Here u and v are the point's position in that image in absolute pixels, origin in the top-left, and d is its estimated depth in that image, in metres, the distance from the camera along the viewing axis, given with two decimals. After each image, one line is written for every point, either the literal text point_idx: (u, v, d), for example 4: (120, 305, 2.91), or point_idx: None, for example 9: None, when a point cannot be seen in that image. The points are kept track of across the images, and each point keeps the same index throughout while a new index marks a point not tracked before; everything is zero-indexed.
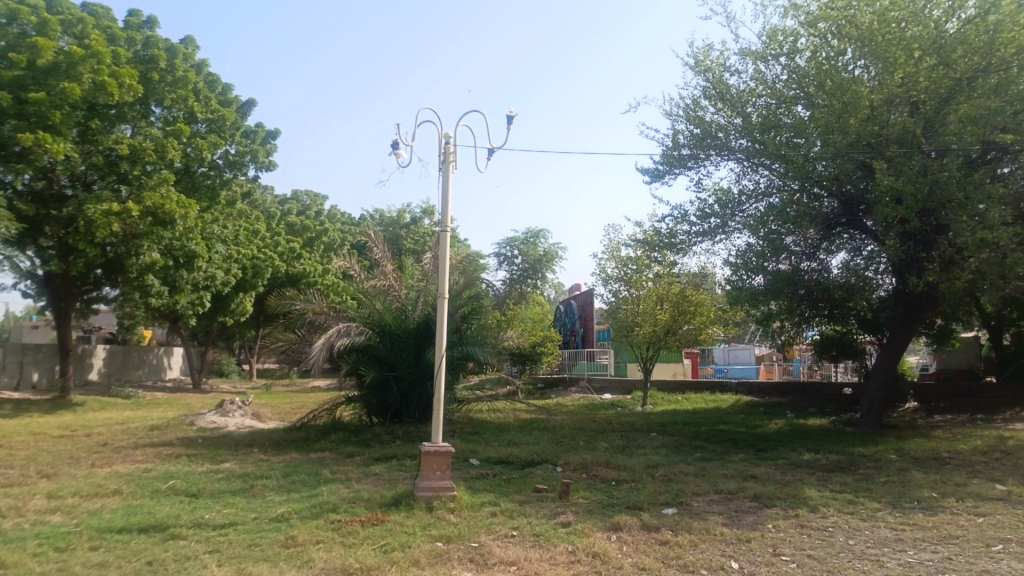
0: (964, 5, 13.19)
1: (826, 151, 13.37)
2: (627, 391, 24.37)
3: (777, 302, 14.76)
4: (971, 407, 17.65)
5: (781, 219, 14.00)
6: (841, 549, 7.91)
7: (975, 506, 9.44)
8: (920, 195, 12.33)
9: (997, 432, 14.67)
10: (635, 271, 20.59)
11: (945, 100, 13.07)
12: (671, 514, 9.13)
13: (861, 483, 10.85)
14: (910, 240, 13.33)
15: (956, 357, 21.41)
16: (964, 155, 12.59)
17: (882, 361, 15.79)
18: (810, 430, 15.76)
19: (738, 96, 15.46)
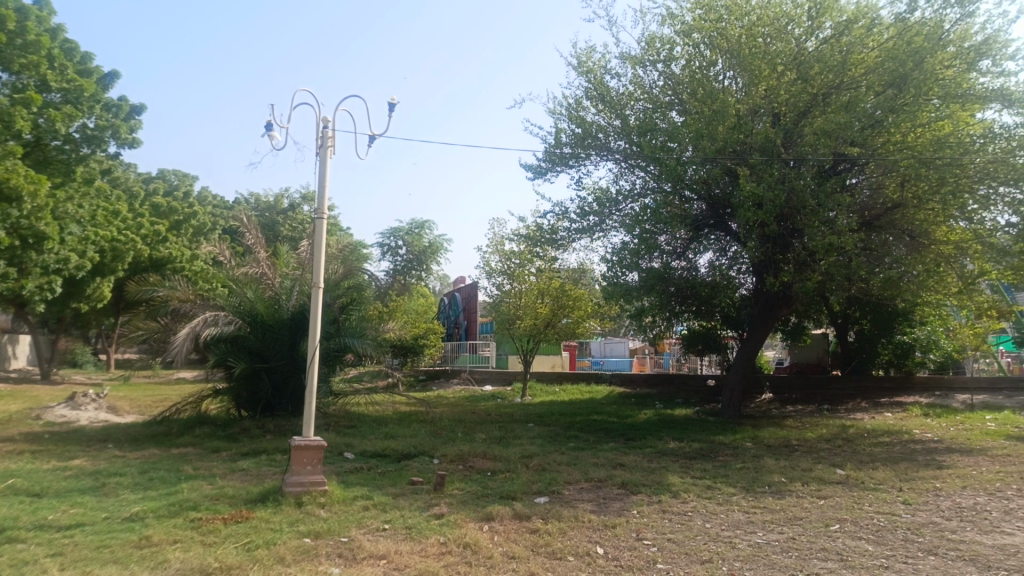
0: (821, 25, 14.15)
1: (697, 156, 14.10)
2: (507, 382, 24.70)
3: (649, 298, 15.42)
4: (819, 399, 19.25)
5: (654, 219, 14.67)
6: (699, 532, 8.38)
7: (817, 489, 10.27)
8: (778, 202, 13.23)
9: (840, 421, 15.99)
10: (517, 265, 20.87)
11: (803, 113, 14.06)
12: (543, 503, 9.34)
13: (719, 469, 11.54)
14: (768, 242, 14.23)
15: (807, 352, 23.14)
16: (818, 165, 13.58)
17: (742, 355, 16.84)
18: (676, 419, 16.57)
19: (617, 99, 15.94)
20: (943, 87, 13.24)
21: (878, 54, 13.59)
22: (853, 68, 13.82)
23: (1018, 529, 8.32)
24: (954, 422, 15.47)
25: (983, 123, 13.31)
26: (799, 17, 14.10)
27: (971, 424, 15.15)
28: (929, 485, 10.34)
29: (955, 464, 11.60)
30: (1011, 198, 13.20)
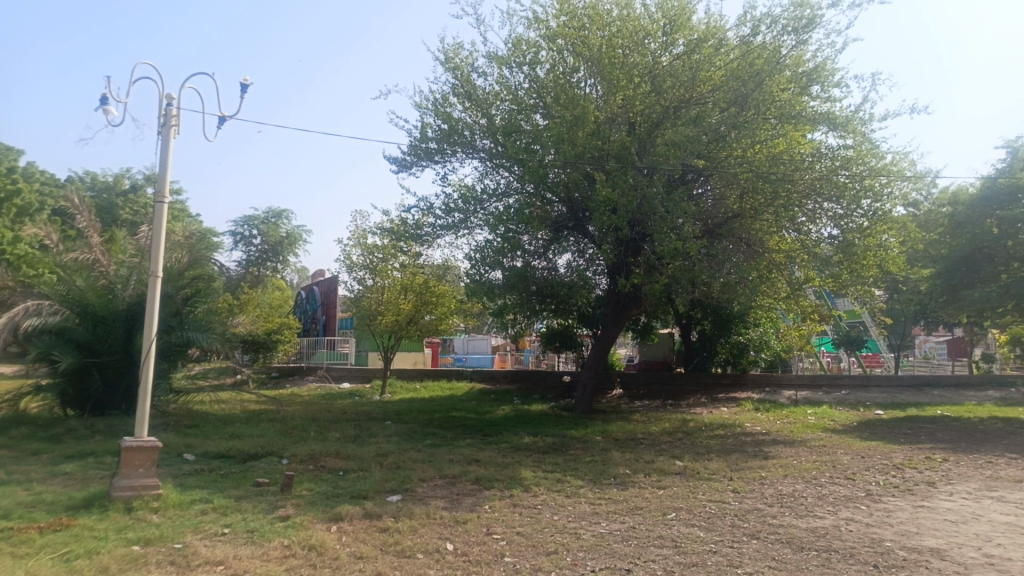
0: (675, 42, 14.91)
1: (558, 159, 14.60)
2: (366, 379, 24.21)
3: (511, 296, 15.69)
4: (664, 394, 20.43)
5: (517, 219, 14.98)
6: (546, 524, 8.63)
7: (657, 480, 10.88)
8: (631, 207, 13.86)
9: (682, 416, 17.03)
10: (380, 259, 20.41)
11: (656, 124, 14.82)
12: (394, 501, 9.25)
13: (569, 463, 11.93)
14: (621, 246, 14.90)
15: (654, 349, 24.36)
16: (668, 174, 14.35)
17: (595, 353, 17.52)
18: (532, 415, 16.97)
19: (483, 98, 16.05)
20: (779, 108, 14.34)
21: (724, 73, 14.47)
22: (702, 85, 14.67)
23: (828, 512, 9.22)
24: (780, 416, 16.93)
25: (812, 143, 14.60)
26: (655, 32, 14.82)
27: (795, 418, 16.63)
28: (756, 474, 11.24)
29: (779, 455, 12.67)
30: (833, 213, 14.75)
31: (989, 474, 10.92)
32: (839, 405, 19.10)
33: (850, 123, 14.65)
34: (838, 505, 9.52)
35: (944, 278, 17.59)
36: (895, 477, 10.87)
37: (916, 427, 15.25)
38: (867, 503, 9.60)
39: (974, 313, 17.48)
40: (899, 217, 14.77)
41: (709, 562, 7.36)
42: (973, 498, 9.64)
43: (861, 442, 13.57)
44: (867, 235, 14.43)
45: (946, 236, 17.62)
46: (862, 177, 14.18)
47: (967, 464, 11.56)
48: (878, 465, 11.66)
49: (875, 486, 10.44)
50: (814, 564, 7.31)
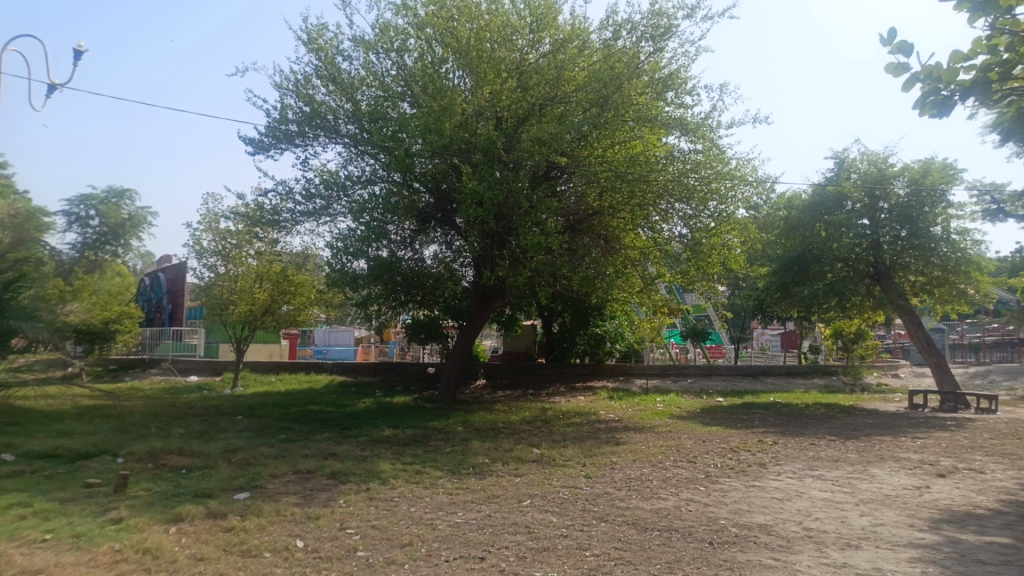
0: (542, 40, 15.18)
1: (425, 149, 14.41)
2: (217, 372, 22.96)
3: (375, 287, 15.41)
4: (526, 384, 20.87)
5: (383, 209, 14.73)
6: (402, 516, 8.57)
7: (515, 468, 11.11)
8: (496, 200, 14.00)
9: (541, 405, 17.47)
10: (234, 246, 19.37)
11: (522, 120, 15.01)
12: (242, 499, 8.85)
13: (428, 454, 11.92)
14: (487, 238, 15.02)
15: (517, 341, 24.79)
16: (533, 169, 14.62)
17: (458, 345, 17.55)
18: (393, 407, 16.79)
19: (349, 82, 15.68)
20: (637, 111, 14.93)
21: (586, 73, 14.81)
22: (565, 84, 14.99)
23: (671, 494, 9.79)
24: (632, 404, 17.77)
25: (666, 146, 15.38)
26: (522, 28, 15.02)
27: (645, 406, 17.54)
28: (607, 460, 11.73)
29: (630, 441, 13.31)
30: (683, 213, 15.64)
31: (811, 454, 12.02)
32: (685, 392, 20.33)
33: (700, 129, 15.57)
34: (680, 487, 10.12)
35: (779, 275, 19.15)
36: (732, 459, 11.72)
37: (751, 413, 16.52)
38: (705, 484, 10.28)
39: (802, 309, 19.16)
40: (741, 219, 15.79)
41: (559, 546, 7.60)
42: (796, 477, 10.57)
43: (703, 427, 14.51)
44: (712, 235, 15.25)
45: (781, 237, 19.18)
46: (709, 180, 15.08)
47: (793, 446, 12.66)
48: (716, 449, 12.52)
49: (714, 468, 11.20)
50: (656, 544, 7.72)
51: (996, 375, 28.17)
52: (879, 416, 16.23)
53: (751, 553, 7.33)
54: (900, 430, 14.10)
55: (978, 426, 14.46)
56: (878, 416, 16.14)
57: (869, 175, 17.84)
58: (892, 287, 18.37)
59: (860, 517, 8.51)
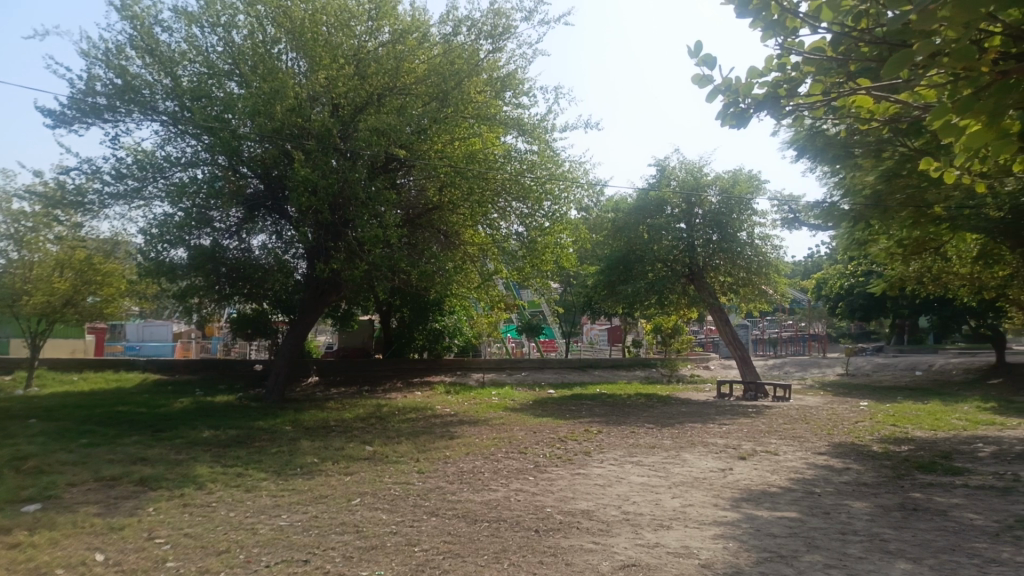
0: (381, 29, 14.92)
1: (253, 132, 13.69)
2: (6, 371, 20.45)
3: (196, 277, 14.43)
4: (360, 380, 20.45)
5: (206, 194, 13.82)
6: (220, 522, 8.08)
7: (345, 466, 10.83)
8: (331, 190, 13.57)
9: (375, 401, 17.19)
10: (28, 229, 17.08)
11: (360, 109, 14.63)
12: (31, 512, 7.93)
13: (252, 455, 11.32)
14: (321, 229, 14.51)
15: (352, 336, 24.24)
16: (371, 160, 14.25)
17: (288, 341, 16.79)
18: (214, 406, 15.80)
19: (168, 56, 14.55)
20: (477, 109, 14.99)
21: (426, 67, 14.66)
22: (404, 75, 14.79)
23: (501, 485, 9.99)
24: (468, 398, 17.95)
25: (504, 145, 15.66)
26: (361, 14, 14.67)
27: (480, 399, 17.81)
28: (440, 454, 11.75)
29: (463, 434, 13.44)
30: (520, 212, 15.88)
31: (631, 441, 12.76)
32: (519, 385, 20.90)
33: (536, 130, 15.96)
34: (510, 478, 10.36)
35: (606, 273, 20.17)
36: (559, 449, 12.18)
37: (579, 404, 17.27)
38: (534, 474, 10.60)
39: (627, 306, 20.31)
40: (572, 219, 16.39)
41: (387, 544, 7.50)
42: (618, 464, 11.17)
43: (534, 419, 14.97)
44: (547, 234, 15.77)
45: (609, 237, 20.17)
46: (544, 181, 15.52)
47: (616, 435, 13.38)
48: (546, 439, 12.95)
49: (542, 458, 11.58)
50: (485, 535, 7.84)
51: (789, 367, 31.49)
52: (692, 405, 17.54)
53: (574, 539, 7.64)
54: (709, 418, 15.34)
55: (774, 413, 16.08)
56: (691, 405, 17.47)
57: (687, 182, 19.27)
58: (704, 285, 19.81)
59: (672, 499, 9.14)
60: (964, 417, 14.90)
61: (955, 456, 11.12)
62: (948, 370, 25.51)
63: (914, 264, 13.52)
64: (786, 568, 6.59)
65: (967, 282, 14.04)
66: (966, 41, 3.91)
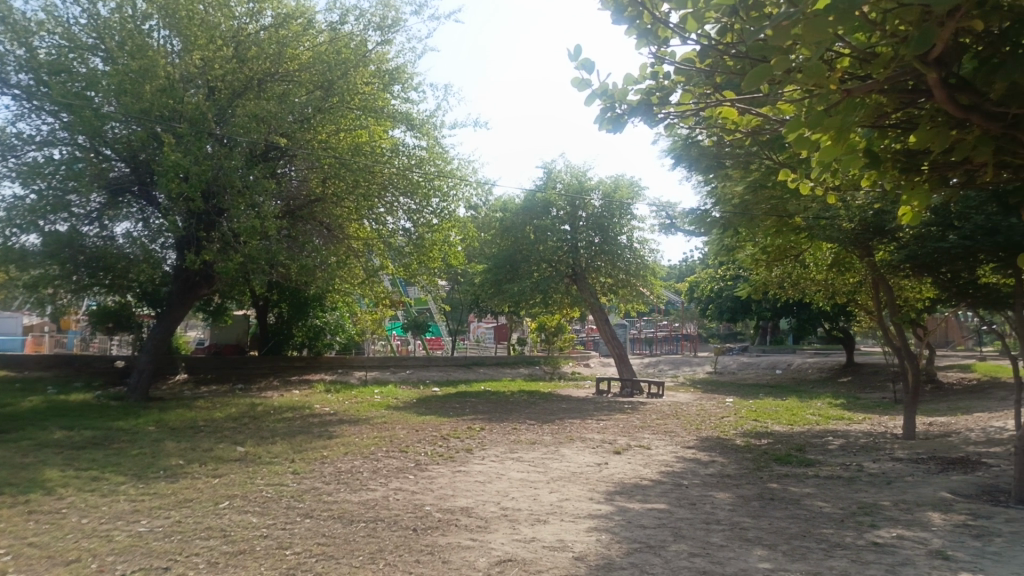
0: (264, 12, 14.41)
1: (119, 112, 12.75)
2: None
3: (50, 266, 13.35)
4: (233, 378, 19.56)
5: (63, 176, 12.79)
6: (70, 530, 7.48)
7: (214, 468, 10.30)
8: (204, 176, 12.86)
9: (249, 400, 16.48)
10: None
11: (237, 94, 13.99)
12: None
13: (110, 458, 10.56)
14: (192, 218, 13.78)
15: (226, 332, 23.14)
16: (248, 148, 13.73)
17: (154, 336, 15.79)
18: (68, 406, 14.61)
19: (22, 25, 13.37)
20: (363, 100, 14.68)
21: (310, 54, 14.37)
22: (287, 62, 14.30)
23: (380, 485, 9.82)
24: (348, 397, 17.55)
25: (392, 139, 15.35)
26: None
27: (361, 397, 17.47)
28: (317, 455, 11.42)
29: (342, 433, 13.12)
30: (408, 208, 15.64)
31: (512, 438, 12.90)
32: (402, 383, 20.69)
33: (425, 126, 15.82)
34: (389, 477, 10.20)
35: (493, 272, 20.31)
36: (441, 447, 12.13)
37: (462, 402, 17.27)
38: (414, 472, 10.50)
39: (512, 305, 20.47)
40: (460, 217, 16.35)
41: (257, 548, 7.19)
42: (498, 460, 11.26)
43: (416, 417, 14.84)
44: (436, 231, 15.69)
45: (497, 237, 20.32)
46: (432, 177, 15.38)
47: (498, 432, 13.48)
48: (427, 437, 12.86)
49: (423, 456, 11.50)
50: (361, 536, 7.68)
51: (664, 365, 32.94)
52: (572, 402, 17.96)
53: (452, 536, 7.63)
54: (588, 414, 15.77)
55: (649, 409, 16.74)
56: (571, 402, 17.89)
57: (572, 186, 19.74)
58: (586, 286, 20.28)
59: (550, 494, 9.31)
60: (817, 413, 16.10)
61: (808, 449, 11.98)
62: (804, 369, 27.50)
63: (777, 270, 14.48)
64: (654, 557, 6.86)
65: (823, 288, 15.14)
66: (815, 60, 4.02)
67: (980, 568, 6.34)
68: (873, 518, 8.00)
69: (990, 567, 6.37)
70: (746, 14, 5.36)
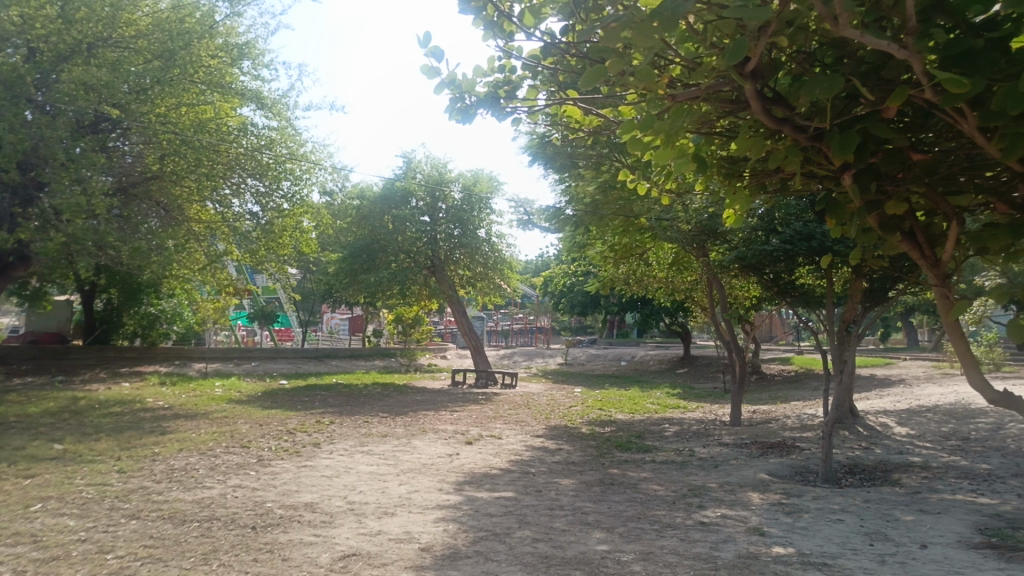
0: None
1: None
2: None
3: None
4: (53, 369, 17.79)
5: None
6: None
7: (25, 468, 9.33)
8: (20, 146, 11.64)
9: (71, 393, 15.07)
10: None
11: (64, 57, 12.68)
12: None
13: None
14: (6, 191, 12.44)
15: (45, 320, 21.03)
16: (75, 118, 12.64)
17: None
18: None
19: None
20: (208, 74, 13.83)
21: (149, 21, 13.41)
22: (123, 27, 13.17)
23: (217, 482, 9.30)
24: (186, 390, 16.50)
25: (240, 117, 14.58)
26: None
27: (201, 391, 16.47)
28: (147, 451, 10.64)
29: (177, 429, 12.31)
30: (256, 190, 14.93)
31: (363, 431, 12.66)
32: (247, 376, 19.76)
33: (276, 106, 15.14)
34: (228, 474, 9.68)
35: (348, 261, 19.81)
36: (286, 441, 11.68)
37: (312, 395, 16.73)
38: (256, 468, 10.04)
39: (368, 295, 20.02)
40: (313, 203, 15.81)
41: (73, 553, 6.59)
42: (347, 454, 11.01)
43: (261, 411, 14.20)
44: (286, 216, 15.07)
45: (352, 225, 19.86)
46: (283, 159, 14.72)
47: (348, 425, 13.18)
48: (272, 432, 12.34)
49: (267, 451, 11.02)
50: (193, 536, 7.22)
51: (518, 357, 33.68)
52: (426, 393, 17.93)
53: (293, 533, 7.37)
54: (441, 405, 15.80)
55: (501, 399, 17.05)
56: (425, 393, 17.87)
57: (432, 177, 19.69)
58: (444, 278, 20.25)
59: (398, 486, 9.23)
60: (656, 402, 17.10)
61: (646, 436, 12.68)
62: (647, 361, 29.12)
63: (623, 268, 15.21)
64: (499, 545, 6.97)
65: (663, 285, 16.08)
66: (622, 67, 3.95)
67: (790, 541, 6.98)
68: (701, 500, 8.59)
69: (798, 540, 7.02)
70: (582, 15, 5.30)
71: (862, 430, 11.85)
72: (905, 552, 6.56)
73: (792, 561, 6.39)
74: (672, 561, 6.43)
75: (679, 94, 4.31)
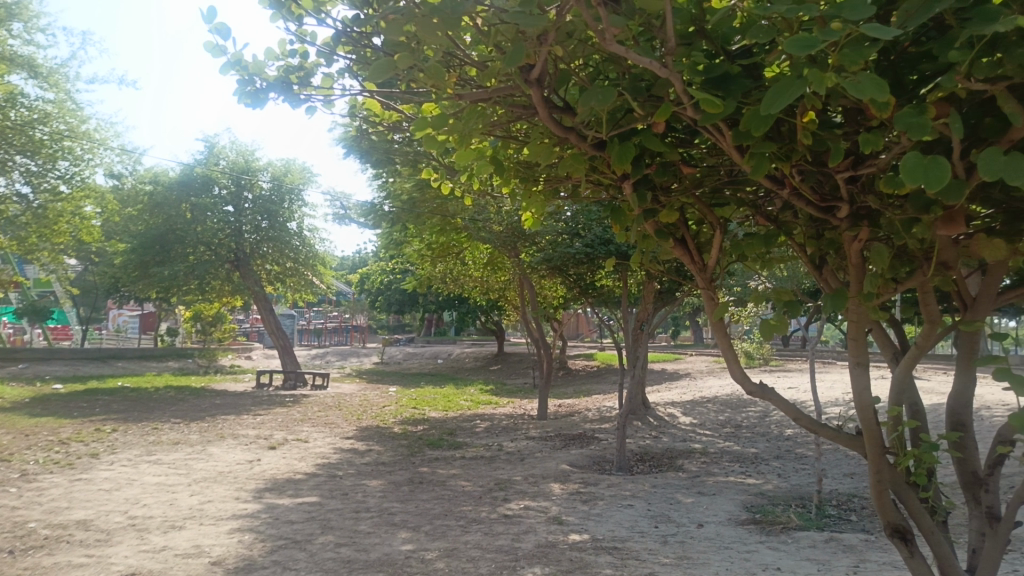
0: None
1: None
2: None
3: None
4: None
5: None
6: None
7: None
8: None
9: None
10: None
11: None
12: None
13: None
14: None
15: None
16: None
17: None
18: None
19: None
20: None
21: None
22: None
23: None
24: None
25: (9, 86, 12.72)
26: None
27: None
28: None
29: None
30: (27, 169, 13.06)
31: (151, 439, 11.62)
32: (12, 380, 17.42)
33: (53, 76, 13.46)
34: None
35: (137, 252, 18.11)
36: (58, 453, 10.43)
37: (92, 400, 15.12)
38: (18, 484, 8.84)
39: (162, 290, 18.42)
40: (98, 186, 14.34)
41: None
42: (130, 465, 10.03)
43: (27, 419, 12.57)
44: (64, 200, 13.51)
45: (144, 213, 18.23)
46: (61, 137, 13.12)
47: (133, 433, 12.04)
48: (40, 442, 10.95)
49: (32, 465, 9.75)
50: None
51: (329, 356, 32.70)
52: (226, 395, 16.89)
53: (61, 555, 6.57)
54: (243, 409, 14.93)
55: (310, 401, 16.45)
56: (225, 396, 16.79)
57: (237, 165, 18.52)
58: (249, 273, 19.15)
59: (190, 498, 8.56)
60: (468, 399, 17.41)
61: (457, 432, 12.83)
62: (462, 359, 29.56)
63: (438, 266, 15.25)
64: (299, 552, 6.69)
65: (478, 284, 16.35)
66: (394, 75, 2.86)
67: (585, 528, 7.36)
68: (506, 493, 8.83)
69: (592, 526, 7.43)
70: None
71: (653, 420, 12.84)
72: (684, 532, 7.16)
73: (586, 547, 6.74)
74: (474, 555, 6.53)
75: (466, 94, 3.14)
